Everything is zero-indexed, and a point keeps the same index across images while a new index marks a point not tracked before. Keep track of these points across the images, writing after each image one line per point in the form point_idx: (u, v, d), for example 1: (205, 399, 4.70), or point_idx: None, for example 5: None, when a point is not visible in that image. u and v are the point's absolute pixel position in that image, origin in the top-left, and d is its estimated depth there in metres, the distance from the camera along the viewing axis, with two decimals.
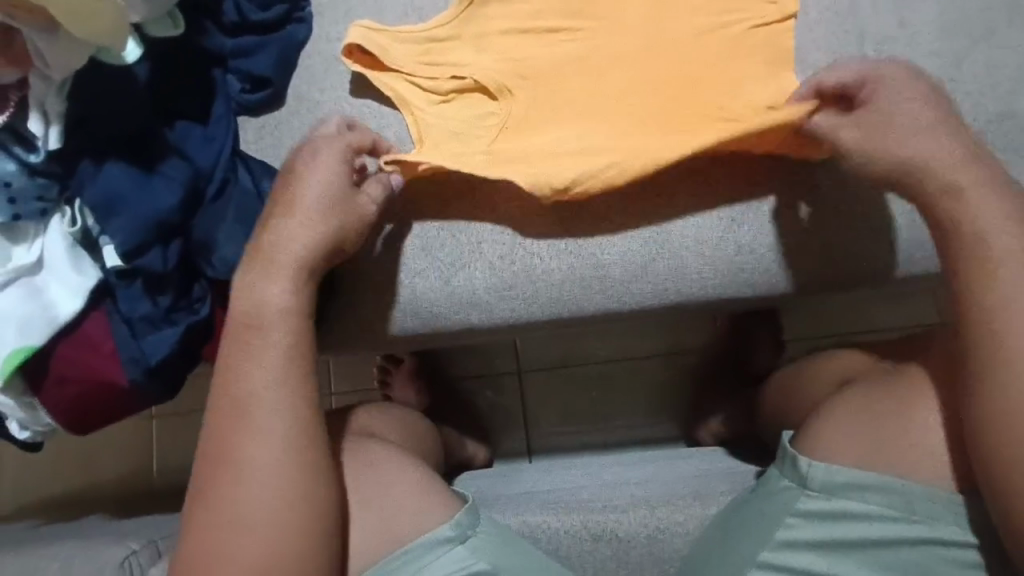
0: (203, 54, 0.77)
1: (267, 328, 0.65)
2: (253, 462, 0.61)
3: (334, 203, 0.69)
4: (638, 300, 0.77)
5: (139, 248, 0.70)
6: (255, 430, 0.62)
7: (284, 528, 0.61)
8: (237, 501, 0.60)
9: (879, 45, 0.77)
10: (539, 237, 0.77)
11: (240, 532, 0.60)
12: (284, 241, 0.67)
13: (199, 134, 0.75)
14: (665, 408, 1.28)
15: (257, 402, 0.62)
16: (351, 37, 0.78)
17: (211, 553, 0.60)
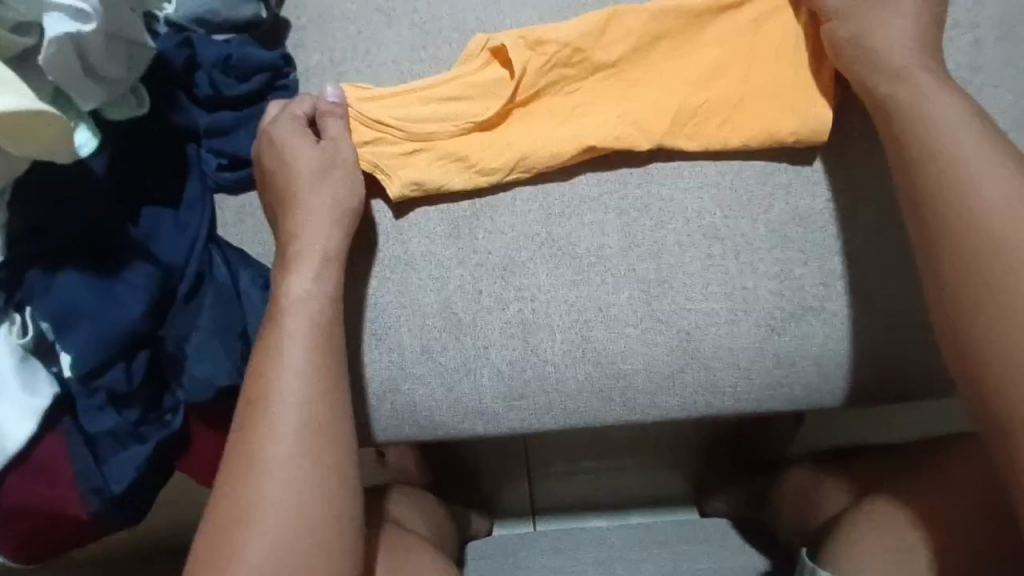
0: (174, 128, 0.68)
1: (290, 326, 0.61)
2: (278, 460, 0.56)
3: (328, 196, 0.66)
4: (664, 412, 0.69)
5: (100, 366, 0.62)
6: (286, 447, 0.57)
7: (305, 543, 0.55)
8: (257, 512, 0.55)
9: None
10: (554, 341, 0.68)
11: (257, 543, 0.54)
12: (299, 232, 0.65)
13: (169, 222, 0.66)
14: (679, 463, 1.15)
15: (280, 398, 0.58)
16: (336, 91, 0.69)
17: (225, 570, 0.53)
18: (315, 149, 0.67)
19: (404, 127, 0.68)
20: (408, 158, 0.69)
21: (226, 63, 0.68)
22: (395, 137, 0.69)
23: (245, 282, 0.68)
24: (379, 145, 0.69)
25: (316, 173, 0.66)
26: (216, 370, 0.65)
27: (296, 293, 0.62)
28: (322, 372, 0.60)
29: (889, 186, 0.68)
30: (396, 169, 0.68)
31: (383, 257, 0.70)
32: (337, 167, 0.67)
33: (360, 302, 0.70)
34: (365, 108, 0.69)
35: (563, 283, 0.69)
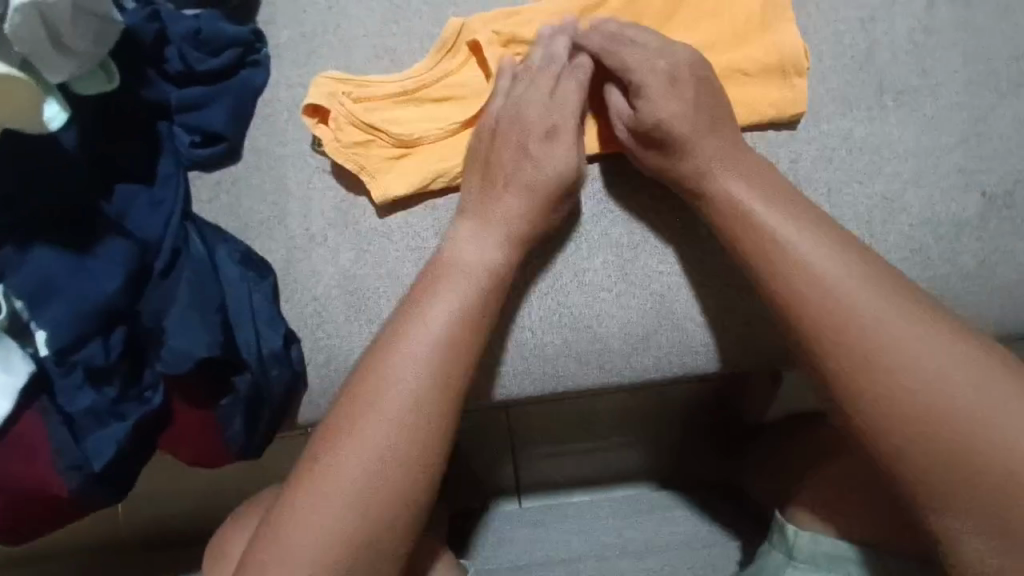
0: (146, 105, 0.68)
1: (416, 325, 0.61)
2: (377, 433, 0.57)
3: (501, 207, 0.66)
4: (639, 373, 0.70)
5: (76, 341, 0.63)
6: (386, 426, 0.57)
7: (377, 501, 0.56)
8: (366, 438, 0.57)
9: (901, 95, 0.67)
10: (531, 308, 0.70)
11: (361, 458, 0.57)
12: (461, 249, 0.64)
13: (144, 198, 0.67)
14: (658, 436, 1.14)
15: (410, 337, 0.60)
16: (313, 96, 0.70)
17: (305, 508, 0.56)
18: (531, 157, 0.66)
19: (395, 130, 0.70)
20: (396, 162, 0.70)
21: (197, 38, 0.69)
22: (386, 139, 0.70)
23: (222, 256, 0.68)
24: (371, 146, 0.70)
25: (510, 179, 0.66)
26: (195, 344, 0.65)
27: (432, 309, 0.61)
28: (449, 345, 0.60)
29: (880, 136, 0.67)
30: (386, 173, 0.70)
31: (360, 231, 0.71)
32: (525, 165, 0.66)
33: (338, 277, 0.71)
34: (355, 110, 0.70)
35: (544, 251, 0.70)
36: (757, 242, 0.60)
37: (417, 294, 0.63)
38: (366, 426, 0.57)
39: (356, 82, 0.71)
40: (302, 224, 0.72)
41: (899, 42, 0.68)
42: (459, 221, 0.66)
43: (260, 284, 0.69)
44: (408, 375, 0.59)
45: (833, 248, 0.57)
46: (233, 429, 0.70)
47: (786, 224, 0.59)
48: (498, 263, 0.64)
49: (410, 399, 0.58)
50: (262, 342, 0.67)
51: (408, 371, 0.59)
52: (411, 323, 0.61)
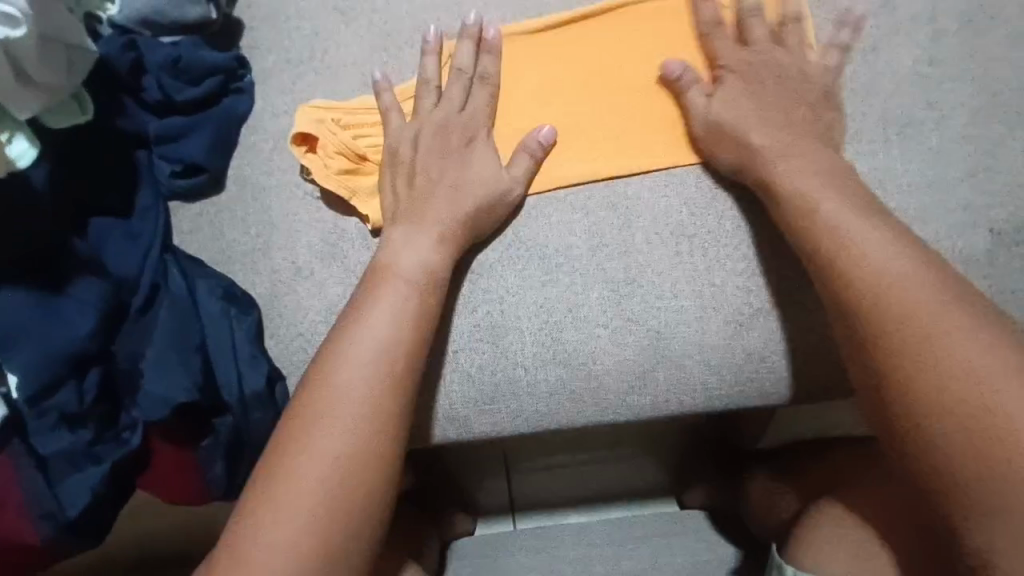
0: (122, 136, 0.66)
1: (352, 333, 0.59)
2: (321, 440, 0.55)
3: (438, 208, 0.65)
4: (636, 411, 0.68)
5: (48, 386, 0.60)
6: (329, 433, 0.55)
7: (327, 511, 0.52)
8: (308, 448, 0.54)
9: (905, 128, 0.65)
10: (524, 344, 0.68)
11: (305, 469, 0.53)
12: (397, 256, 0.63)
13: (120, 233, 0.65)
14: (647, 455, 1.15)
15: (347, 342, 0.59)
16: (301, 125, 0.68)
17: (253, 532, 0.52)
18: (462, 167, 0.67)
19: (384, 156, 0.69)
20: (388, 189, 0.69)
21: (176, 66, 0.66)
22: (373, 165, 0.70)
23: (203, 293, 0.66)
24: (359, 173, 0.69)
25: (445, 189, 0.66)
26: (173, 387, 0.62)
27: (371, 316, 0.60)
28: (393, 343, 0.59)
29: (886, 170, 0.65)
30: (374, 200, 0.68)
31: (347, 265, 0.69)
32: (454, 178, 0.66)
33: (323, 312, 0.68)
34: (345, 136, 0.68)
35: (531, 284, 0.68)
36: (821, 243, 0.58)
37: (355, 303, 0.61)
38: (309, 438, 0.55)
39: (343, 107, 0.69)
40: (287, 256, 0.69)
41: (901, 73, 0.66)
42: (393, 226, 0.65)
43: (244, 321, 0.66)
44: (348, 383, 0.57)
45: (877, 246, 0.56)
46: (214, 472, 0.67)
47: (846, 228, 0.57)
48: (435, 261, 0.63)
49: (350, 401, 0.56)
50: (245, 383, 0.65)
51: (345, 376, 0.57)
52: (349, 333, 0.59)
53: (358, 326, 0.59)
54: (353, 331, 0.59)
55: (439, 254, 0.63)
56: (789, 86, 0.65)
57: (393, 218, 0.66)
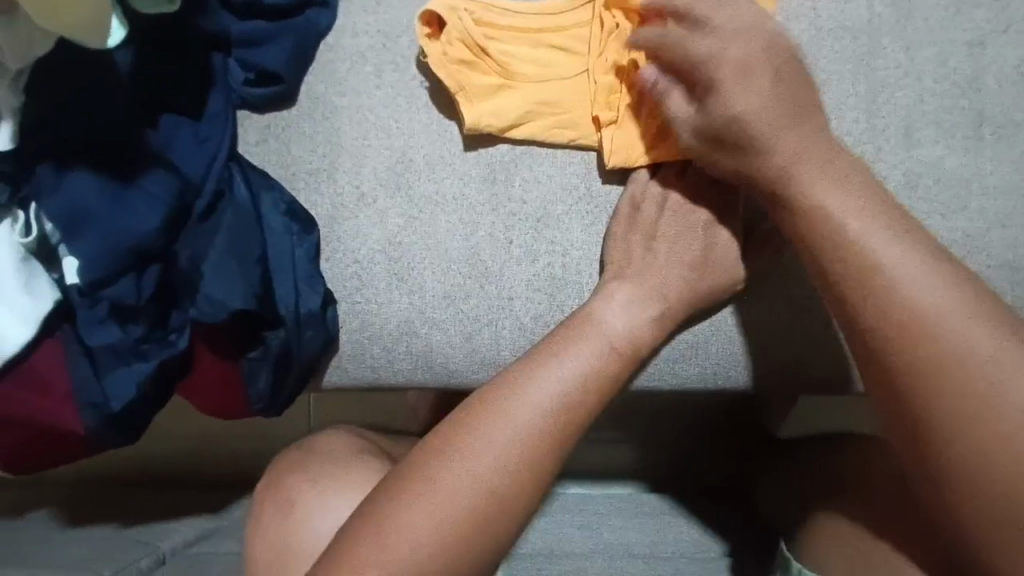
0: (200, 34, 0.64)
1: (629, 309, 0.60)
2: (549, 406, 0.55)
3: (665, 272, 0.62)
4: (682, 380, 0.68)
5: (109, 276, 0.59)
6: (547, 395, 0.56)
7: (491, 471, 0.53)
8: (529, 406, 0.55)
9: (1001, 129, 0.64)
10: (580, 299, 0.67)
11: (505, 426, 0.54)
12: (608, 314, 0.60)
13: (189, 132, 0.63)
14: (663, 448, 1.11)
15: (618, 315, 0.60)
16: (434, 5, 0.66)
17: (450, 460, 0.53)
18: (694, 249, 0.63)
19: (503, 63, 0.67)
20: (494, 93, 0.66)
21: None
22: (490, 68, 0.67)
23: (267, 207, 0.65)
24: (473, 70, 0.67)
25: (685, 253, 0.63)
26: (233, 294, 0.61)
27: (640, 299, 0.61)
28: (648, 328, 0.60)
29: (970, 170, 0.64)
30: (481, 100, 0.66)
31: (412, 196, 0.68)
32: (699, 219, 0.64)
33: (382, 241, 0.68)
34: (470, 28, 0.66)
35: (597, 240, 0.67)
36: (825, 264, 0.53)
37: (559, 339, 0.59)
38: (492, 441, 0.54)
39: (484, 4, 0.67)
40: (352, 180, 0.68)
41: (1005, 73, 0.64)
42: (618, 282, 0.62)
43: (304, 239, 0.66)
44: (535, 409, 0.55)
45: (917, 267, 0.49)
46: (258, 386, 0.67)
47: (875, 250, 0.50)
48: (642, 339, 0.60)
49: (594, 377, 0.57)
50: (301, 301, 0.65)
51: (543, 398, 0.55)
52: (602, 309, 0.60)
53: (640, 302, 0.61)
54: (547, 366, 0.57)
55: (645, 333, 0.60)
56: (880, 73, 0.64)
57: (617, 272, 0.63)
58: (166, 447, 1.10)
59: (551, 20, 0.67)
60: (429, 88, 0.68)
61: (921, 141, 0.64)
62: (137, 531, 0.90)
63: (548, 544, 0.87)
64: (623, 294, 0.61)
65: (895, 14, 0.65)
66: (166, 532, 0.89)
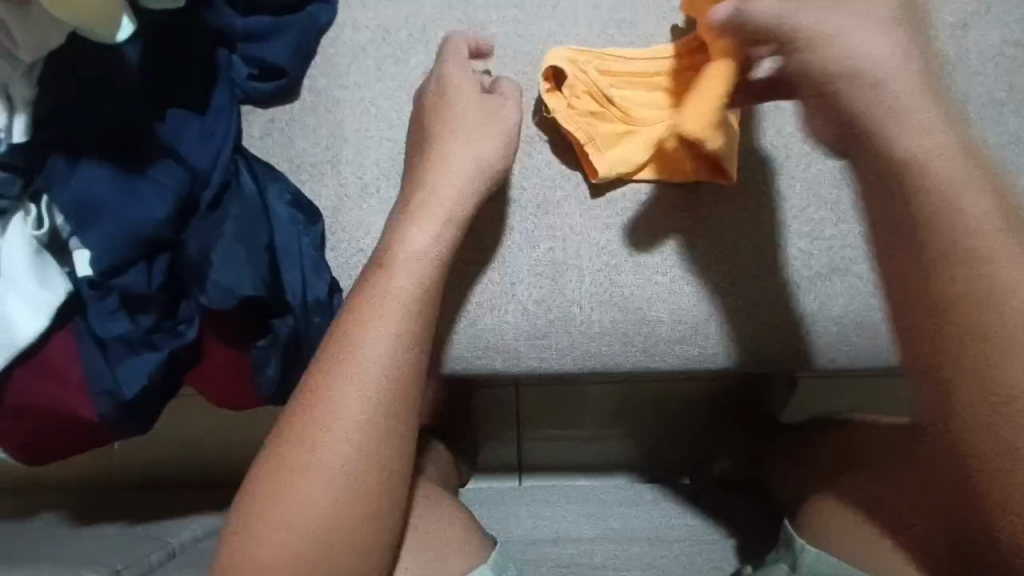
0: (206, 30, 0.66)
1: (401, 259, 0.56)
2: (402, 344, 0.54)
3: (442, 200, 0.60)
4: (682, 362, 0.69)
5: (119, 265, 0.60)
6: (391, 334, 0.54)
7: (358, 424, 0.52)
8: (384, 347, 0.53)
9: (980, 109, 0.66)
10: (581, 281, 0.68)
11: (364, 372, 0.52)
12: (409, 237, 0.57)
13: (196, 126, 0.65)
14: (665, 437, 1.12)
15: (404, 252, 0.57)
16: (553, 56, 0.68)
17: (314, 427, 0.52)
18: (448, 156, 0.61)
19: (627, 110, 0.68)
20: (622, 138, 0.68)
21: None
22: (613, 115, 0.68)
23: (273, 197, 0.67)
24: (602, 120, 0.68)
25: (465, 173, 0.61)
26: (241, 281, 0.63)
27: (413, 244, 0.57)
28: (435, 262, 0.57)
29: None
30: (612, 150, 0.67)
31: None
32: (485, 161, 0.62)
33: (386, 229, 0.69)
34: (595, 77, 0.68)
35: (596, 225, 0.69)
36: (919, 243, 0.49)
37: (365, 284, 0.56)
38: (348, 390, 0.52)
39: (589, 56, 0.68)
40: (355, 171, 0.70)
41: (987, 53, 0.67)
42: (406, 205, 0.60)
43: (309, 228, 0.67)
44: (388, 347, 0.54)
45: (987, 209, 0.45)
46: (266, 375, 0.68)
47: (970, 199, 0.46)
48: (436, 255, 0.57)
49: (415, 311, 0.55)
50: (308, 290, 0.66)
51: (376, 334, 0.53)
52: (388, 250, 0.57)
53: (404, 241, 0.57)
54: (378, 306, 0.55)
55: (428, 266, 0.57)
56: None
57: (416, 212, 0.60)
58: (174, 447, 1.11)
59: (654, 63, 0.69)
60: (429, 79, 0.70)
61: None
62: (145, 529, 0.90)
63: (533, 527, 0.89)
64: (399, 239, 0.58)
65: None
66: (174, 528, 0.90)
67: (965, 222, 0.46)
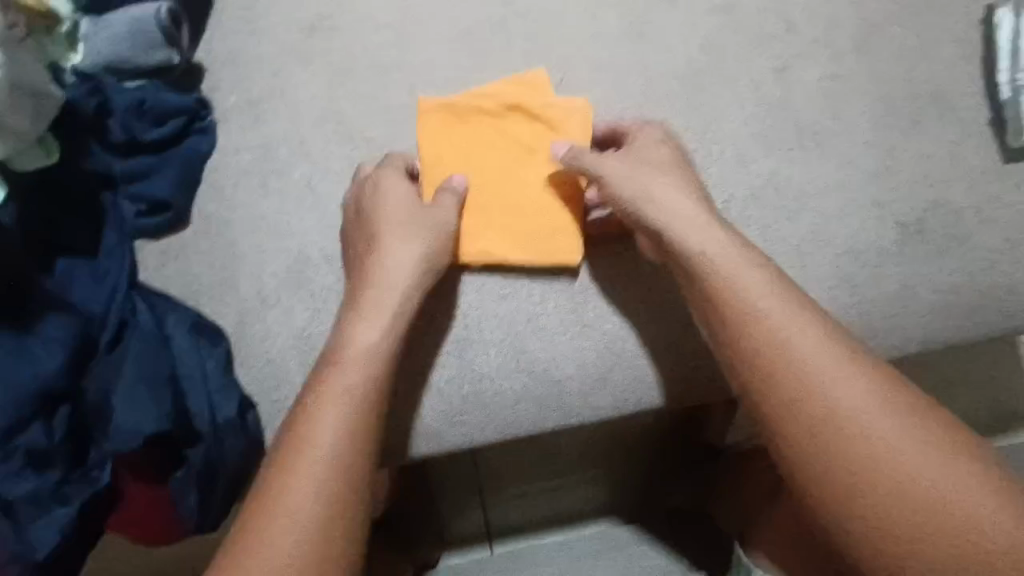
0: (88, 179, 0.68)
1: (353, 352, 0.61)
2: (355, 424, 0.57)
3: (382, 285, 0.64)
4: (597, 414, 0.72)
5: (18, 425, 0.61)
6: (340, 417, 0.57)
7: (317, 502, 0.53)
8: (339, 425, 0.57)
9: (816, 137, 0.73)
10: (487, 354, 0.71)
11: (318, 451, 0.55)
12: (360, 329, 0.62)
13: (86, 269, 0.67)
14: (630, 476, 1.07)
15: (365, 332, 0.62)
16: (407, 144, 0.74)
17: (273, 512, 0.53)
18: (405, 232, 0.67)
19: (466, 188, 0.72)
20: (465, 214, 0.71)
21: (140, 108, 0.69)
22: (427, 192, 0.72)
23: (172, 324, 0.68)
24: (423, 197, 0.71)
25: (396, 275, 0.65)
26: (143, 420, 0.63)
27: (366, 337, 0.62)
28: (391, 350, 0.62)
29: (802, 174, 0.72)
30: (486, 229, 0.71)
31: (313, 291, 0.71)
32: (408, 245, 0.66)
33: (292, 337, 0.70)
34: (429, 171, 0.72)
35: (492, 297, 0.72)
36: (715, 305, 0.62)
37: (320, 376, 0.60)
38: (305, 472, 0.54)
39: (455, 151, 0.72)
40: (253, 287, 0.72)
41: (808, 89, 0.74)
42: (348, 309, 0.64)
43: (213, 351, 0.68)
44: (341, 426, 0.57)
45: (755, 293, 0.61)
46: (187, 504, 0.67)
47: (735, 287, 0.61)
48: (384, 345, 0.62)
49: (375, 395, 0.60)
50: (216, 411, 0.66)
51: (332, 429, 0.56)
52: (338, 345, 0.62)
53: (362, 325, 0.63)
54: (332, 391, 0.59)
55: (387, 342, 0.62)
56: (703, 111, 0.73)
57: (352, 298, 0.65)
58: None
59: (525, 144, 0.72)
60: (313, 188, 0.73)
61: (750, 159, 0.72)
62: None
63: None
64: (353, 324, 0.63)
65: (706, 57, 0.74)
66: None
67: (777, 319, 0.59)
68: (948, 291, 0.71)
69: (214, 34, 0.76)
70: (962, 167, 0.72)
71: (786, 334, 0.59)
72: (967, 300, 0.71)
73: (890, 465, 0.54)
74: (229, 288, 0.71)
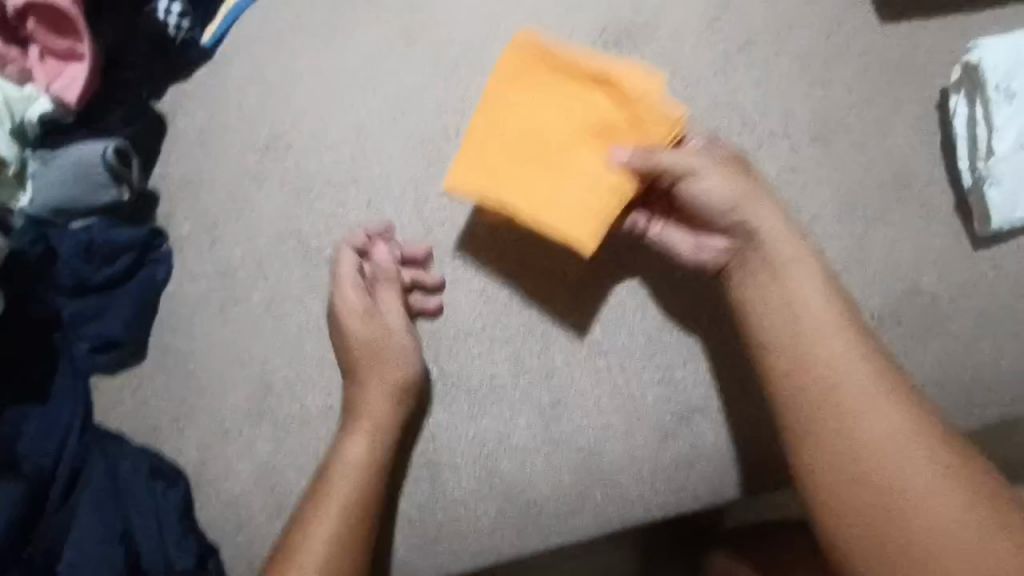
0: (36, 325, 0.66)
1: (336, 467, 0.64)
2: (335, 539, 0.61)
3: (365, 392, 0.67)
4: (579, 535, 0.68)
5: None
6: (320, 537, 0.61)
7: None
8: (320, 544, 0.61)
9: None
10: (457, 479, 0.69)
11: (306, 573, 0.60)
12: (341, 445, 0.65)
13: (36, 420, 0.65)
14: None
15: (345, 444, 0.65)
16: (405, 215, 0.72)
17: None
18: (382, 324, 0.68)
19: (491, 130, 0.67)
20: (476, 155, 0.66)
21: (88, 248, 0.68)
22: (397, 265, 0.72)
23: (126, 472, 0.66)
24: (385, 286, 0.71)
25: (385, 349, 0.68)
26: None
27: (347, 452, 0.65)
28: (367, 457, 0.64)
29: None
30: (504, 183, 0.65)
31: (276, 420, 0.70)
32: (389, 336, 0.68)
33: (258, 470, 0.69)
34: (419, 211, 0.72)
35: (461, 417, 0.70)
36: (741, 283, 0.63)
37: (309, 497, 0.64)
38: None
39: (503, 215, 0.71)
40: (214, 421, 0.70)
41: (769, 182, 0.73)
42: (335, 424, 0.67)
43: (171, 492, 0.66)
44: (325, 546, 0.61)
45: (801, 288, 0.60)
46: None
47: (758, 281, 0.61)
48: (365, 455, 0.65)
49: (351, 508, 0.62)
50: (173, 561, 0.64)
51: (318, 553, 0.60)
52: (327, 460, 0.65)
53: (345, 435, 0.66)
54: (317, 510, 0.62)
55: (368, 445, 0.65)
56: None
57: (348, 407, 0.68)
58: None
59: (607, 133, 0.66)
60: (272, 311, 0.72)
61: None
62: None
63: None
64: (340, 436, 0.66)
65: None
66: None
67: (801, 311, 0.59)
68: (929, 383, 0.69)
69: (168, 160, 0.75)
70: (932, 254, 0.71)
71: (805, 323, 0.59)
72: (951, 392, 0.69)
73: (889, 484, 0.53)
74: (189, 421, 0.70)
